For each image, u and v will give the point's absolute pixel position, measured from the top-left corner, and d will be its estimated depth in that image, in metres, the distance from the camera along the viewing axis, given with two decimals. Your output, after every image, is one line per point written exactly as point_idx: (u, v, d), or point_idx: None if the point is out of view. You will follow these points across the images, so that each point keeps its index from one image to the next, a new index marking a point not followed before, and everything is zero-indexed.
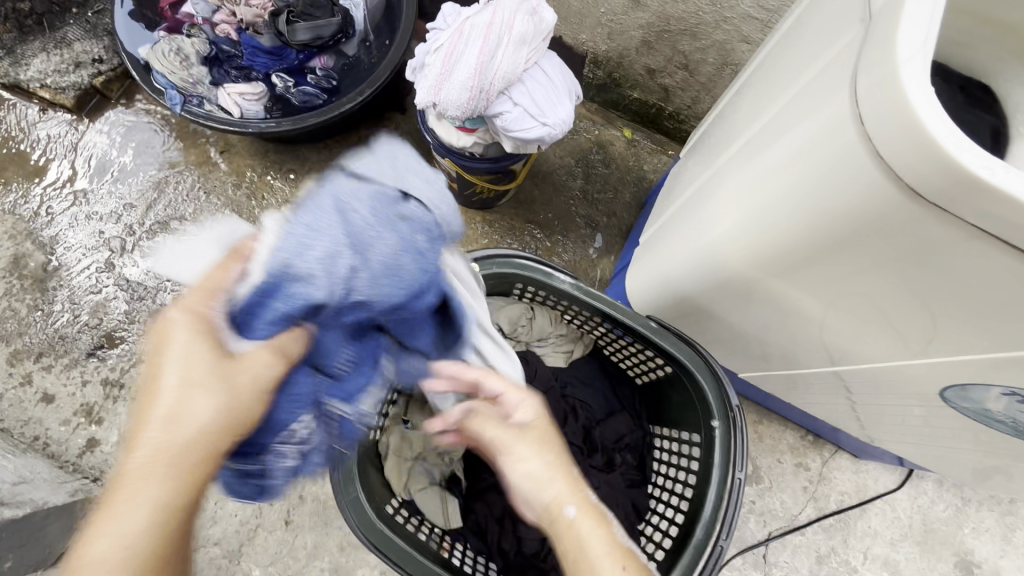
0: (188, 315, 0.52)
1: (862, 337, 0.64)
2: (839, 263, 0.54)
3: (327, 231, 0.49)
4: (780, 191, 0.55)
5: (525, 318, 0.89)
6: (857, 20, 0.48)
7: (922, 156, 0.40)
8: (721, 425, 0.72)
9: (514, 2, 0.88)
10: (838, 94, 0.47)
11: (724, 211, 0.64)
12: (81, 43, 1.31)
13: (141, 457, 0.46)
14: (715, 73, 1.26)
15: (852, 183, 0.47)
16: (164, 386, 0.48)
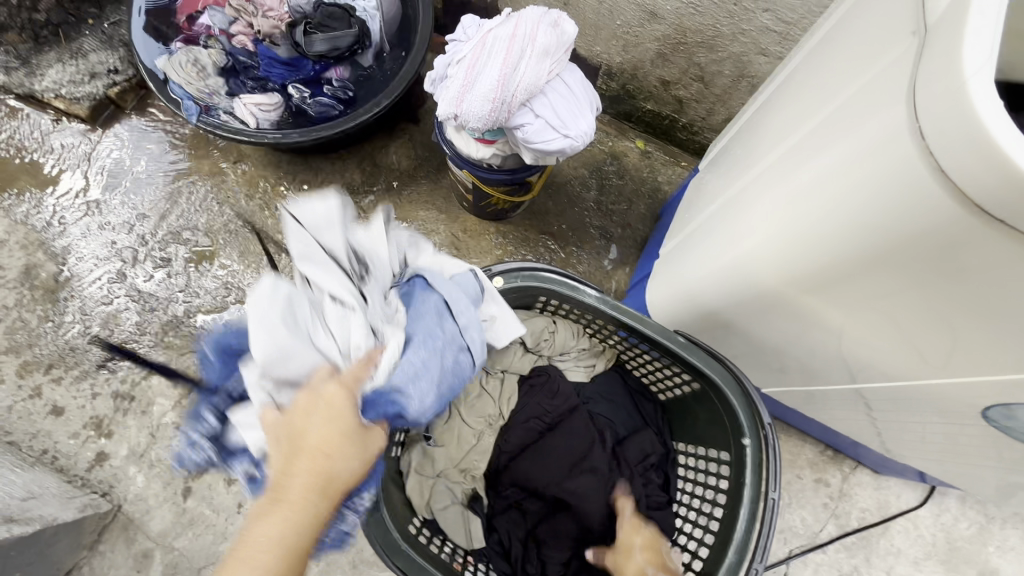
0: (319, 393, 0.58)
1: (898, 356, 0.62)
2: (883, 278, 0.53)
3: (429, 352, 0.66)
4: (823, 206, 0.54)
5: (548, 332, 0.86)
6: (909, 34, 0.47)
7: (989, 168, 0.39)
8: (752, 443, 0.70)
9: (536, 15, 0.88)
10: (892, 108, 0.47)
11: (758, 224, 0.62)
12: (97, 54, 1.32)
13: (279, 500, 0.51)
14: (730, 85, 1.26)
15: (908, 195, 0.46)
16: (310, 438, 0.54)
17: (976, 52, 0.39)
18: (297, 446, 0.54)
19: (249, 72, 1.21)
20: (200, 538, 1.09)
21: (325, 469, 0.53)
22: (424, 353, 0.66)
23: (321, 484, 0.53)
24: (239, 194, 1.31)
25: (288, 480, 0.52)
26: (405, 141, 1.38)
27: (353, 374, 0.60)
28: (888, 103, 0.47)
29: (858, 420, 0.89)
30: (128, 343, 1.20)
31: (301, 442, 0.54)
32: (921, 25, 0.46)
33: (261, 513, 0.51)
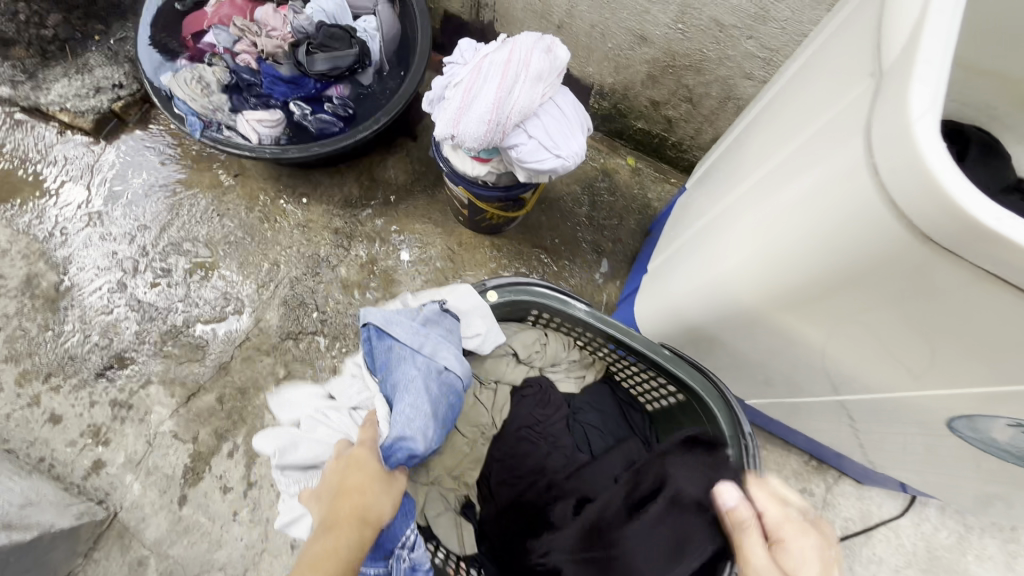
0: (346, 455, 0.71)
1: (874, 371, 0.66)
2: (852, 299, 0.57)
3: (408, 399, 0.74)
4: (794, 230, 0.58)
5: (539, 344, 0.89)
6: (867, 74, 0.51)
7: (935, 201, 0.42)
8: (734, 451, 0.74)
9: (530, 41, 0.92)
10: (851, 142, 0.50)
11: (738, 246, 0.66)
12: (102, 69, 1.35)
13: (325, 535, 0.63)
14: (717, 107, 1.31)
15: (867, 225, 0.49)
16: (345, 489, 0.67)
17: (923, 95, 0.42)
18: (339, 491, 0.67)
19: (252, 89, 1.25)
20: (195, 546, 1.10)
21: (361, 502, 0.66)
22: (405, 391, 0.75)
23: (358, 516, 0.65)
24: (239, 206, 1.34)
25: (332, 518, 0.64)
26: (402, 156, 1.41)
27: (364, 436, 0.72)
28: (850, 138, 0.51)
29: (838, 430, 0.92)
30: (127, 352, 1.21)
31: (341, 489, 0.67)
32: (878, 67, 0.49)
33: (312, 548, 0.62)
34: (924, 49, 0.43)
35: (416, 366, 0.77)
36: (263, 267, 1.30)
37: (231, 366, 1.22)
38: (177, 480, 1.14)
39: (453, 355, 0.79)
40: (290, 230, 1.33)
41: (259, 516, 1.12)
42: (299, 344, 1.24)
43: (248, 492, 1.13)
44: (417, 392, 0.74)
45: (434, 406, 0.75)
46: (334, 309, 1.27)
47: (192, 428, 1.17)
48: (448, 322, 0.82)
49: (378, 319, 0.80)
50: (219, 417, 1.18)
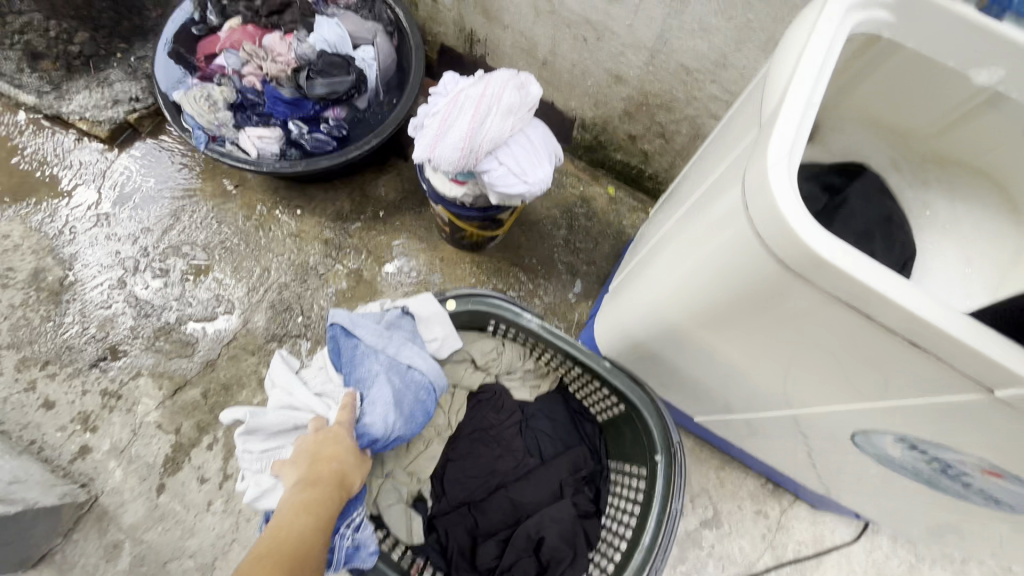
0: (325, 431, 0.79)
1: (789, 385, 0.71)
2: (753, 320, 0.63)
3: (373, 397, 0.84)
4: (699, 260, 0.64)
5: (496, 351, 0.97)
6: (754, 123, 0.58)
7: (784, 242, 0.49)
8: (663, 459, 0.80)
9: (504, 79, 1.02)
10: (734, 186, 0.57)
11: (663, 272, 0.73)
12: (121, 83, 1.47)
13: (309, 488, 0.71)
14: (687, 142, 1.40)
15: (746, 259, 0.56)
16: (326, 457, 0.75)
17: (777, 148, 0.48)
18: (315, 457, 0.75)
19: (255, 108, 1.36)
20: (168, 532, 1.16)
21: (338, 468, 0.75)
22: (373, 386, 0.85)
23: (336, 479, 0.73)
24: (237, 214, 1.43)
25: (313, 477, 0.72)
26: (393, 175, 1.51)
27: (341, 417, 0.80)
28: (734, 181, 0.57)
29: (790, 450, 0.95)
30: (121, 345, 1.29)
31: (318, 456, 0.75)
32: (759, 119, 0.56)
33: (296, 498, 0.69)
34: (782, 108, 0.50)
35: (379, 363, 0.85)
36: (255, 271, 1.38)
37: (218, 364, 1.29)
38: (156, 468, 1.20)
39: (415, 353, 0.87)
40: (283, 239, 1.42)
41: (232, 507, 1.18)
42: (283, 346, 1.31)
43: (223, 484, 1.19)
44: (383, 385, 0.84)
45: (398, 402, 0.84)
46: (318, 314, 1.35)
47: (176, 420, 1.24)
48: (408, 325, 0.90)
49: (344, 319, 0.87)
50: (202, 411, 1.25)
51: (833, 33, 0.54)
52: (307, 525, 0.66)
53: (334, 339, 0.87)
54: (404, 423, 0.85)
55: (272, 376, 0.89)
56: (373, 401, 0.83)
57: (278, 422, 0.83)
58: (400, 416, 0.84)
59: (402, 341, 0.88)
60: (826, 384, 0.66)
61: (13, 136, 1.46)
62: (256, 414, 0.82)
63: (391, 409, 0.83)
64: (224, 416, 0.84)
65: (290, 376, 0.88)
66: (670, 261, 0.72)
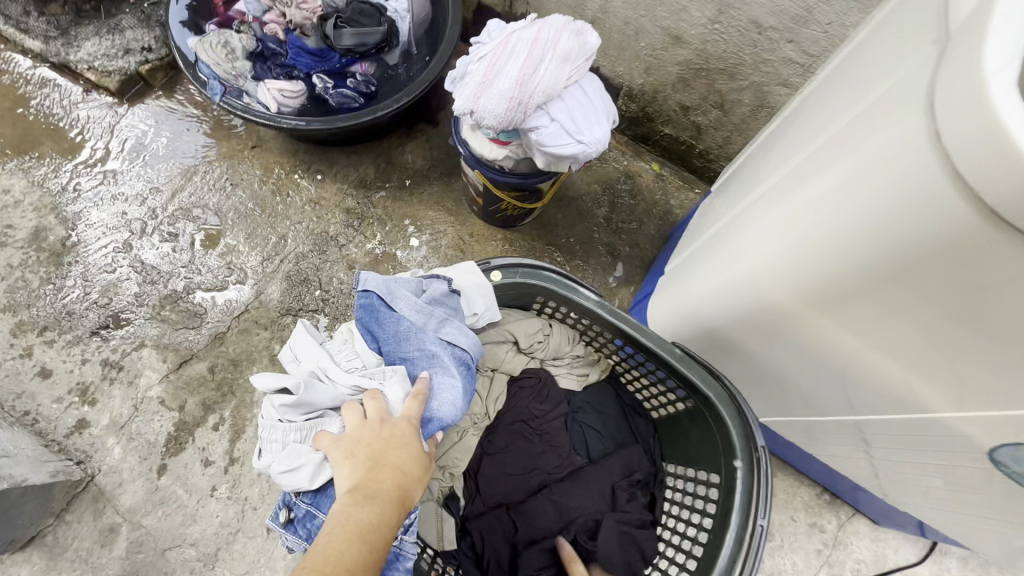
0: (392, 428, 0.68)
1: (904, 381, 0.60)
2: (897, 291, 0.51)
3: (434, 382, 0.74)
4: (831, 216, 0.53)
5: (542, 335, 0.85)
6: (929, 43, 0.47)
7: (1009, 173, 0.37)
8: (743, 465, 0.68)
9: (560, 22, 0.89)
10: (906, 115, 0.46)
11: (767, 234, 0.62)
12: (133, 31, 1.35)
13: (369, 504, 0.60)
14: (749, 114, 1.26)
15: (921, 205, 0.45)
16: (390, 464, 0.65)
17: (1005, 52, 0.38)
18: (377, 461, 0.65)
19: (276, 59, 1.24)
20: (169, 518, 1.06)
21: (399, 481, 0.64)
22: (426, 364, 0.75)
23: (397, 495, 0.63)
24: (253, 177, 1.32)
25: (373, 487, 0.62)
26: (422, 141, 1.39)
27: (408, 410, 0.70)
28: (903, 111, 0.46)
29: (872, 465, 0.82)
30: (125, 313, 1.19)
31: (380, 460, 0.65)
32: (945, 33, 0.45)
33: (352, 513, 0.59)
34: (1007, 4, 0.39)
35: (432, 344, 0.75)
36: (270, 240, 1.27)
37: (227, 337, 1.19)
38: (158, 448, 1.10)
39: (457, 331, 0.76)
40: (302, 206, 1.31)
41: (238, 494, 1.08)
42: (298, 321, 1.20)
43: (229, 468, 1.09)
44: (442, 368, 0.75)
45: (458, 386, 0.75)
46: (337, 288, 1.24)
47: (181, 396, 1.14)
48: (450, 300, 0.78)
49: (379, 290, 0.76)
50: (209, 387, 1.15)
51: None
52: (361, 556, 0.56)
53: (368, 308, 0.76)
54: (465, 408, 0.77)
55: (297, 347, 0.78)
56: (435, 387, 0.74)
57: (332, 399, 0.73)
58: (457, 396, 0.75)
59: (453, 319, 0.77)
60: (965, 381, 0.54)
61: (18, 85, 1.36)
62: (311, 388, 0.71)
63: (455, 394, 0.74)
64: (256, 382, 0.73)
65: (320, 350, 0.77)
66: (774, 225, 0.61)
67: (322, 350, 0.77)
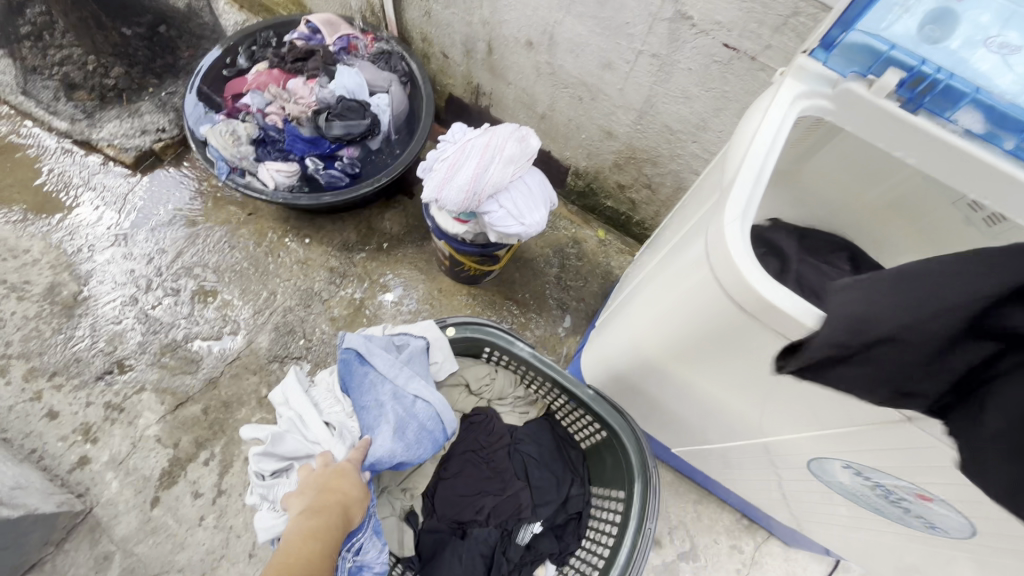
0: (337, 464, 0.86)
1: (757, 422, 0.80)
2: (724, 357, 0.71)
3: (384, 428, 0.92)
4: (668, 300, 0.74)
5: (489, 377, 1.06)
6: (716, 189, 0.69)
7: (743, 285, 0.59)
8: (641, 483, 0.88)
9: (507, 132, 1.14)
10: (699, 240, 0.67)
11: (642, 309, 0.82)
12: (151, 115, 1.59)
13: (317, 516, 0.77)
14: (671, 195, 1.52)
15: (710, 301, 0.66)
16: (336, 487, 0.83)
17: (733, 209, 0.59)
18: (323, 487, 0.82)
19: (275, 144, 1.48)
20: (159, 546, 1.19)
21: (344, 498, 0.82)
22: (377, 413, 0.94)
23: (341, 507, 0.80)
24: (249, 240, 1.52)
25: (321, 504, 0.79)
26: (399, 210, 1.62)
27: (354, 454, 0.88)
28: (700, 234, 0.68)
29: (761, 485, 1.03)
30: (128, 360, 1.35)
31: (325, 486, 0.82)
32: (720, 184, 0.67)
33: (304, 526, 0.75)
34: (737, 176, 0.61)
35: (387, 393, 0.94)
36: (262, 294, 1.46)
37: (220, 382, 1.35)
38: (152, 481, 1.24)
39: (423, 386, 0.95)
40: (291, 265, 1.50)
41: (224, 523, 1.21)
42: (284, 366, 1.37)
43: (216, 499, 1.23)
44: (390, 414, 0.93)
45: (404, 436, 0.92)
46: (319, 338, 1.42)
47: (175, 434, 1.28)
48: (417, 359, 0.97)
49: (355, 344, 0.96)
50: (202, 426, 1.29)
51: (781, 119, 0.65)
52: (317, 551, 0.72)
53: (347, 363, 0.96)
54: (406, 458, 0.92)
55: (287, 393, 0.96)
56: (383, 431, 0.92)
57: (293, 450, 0.90)
58: (401, 442, 0.92)
59: (413, 377, 0.95)
60: (801, 415, 0.71)
61: (42, 157, 1.56)
62: (275, 441, 0.89)
63: (398, 443, 0.91)
64: (243, 434, 0.92)
65: (303, 399, 0.95)
66: (643, 305, 0.81)
67: (301, 396, 0.95)
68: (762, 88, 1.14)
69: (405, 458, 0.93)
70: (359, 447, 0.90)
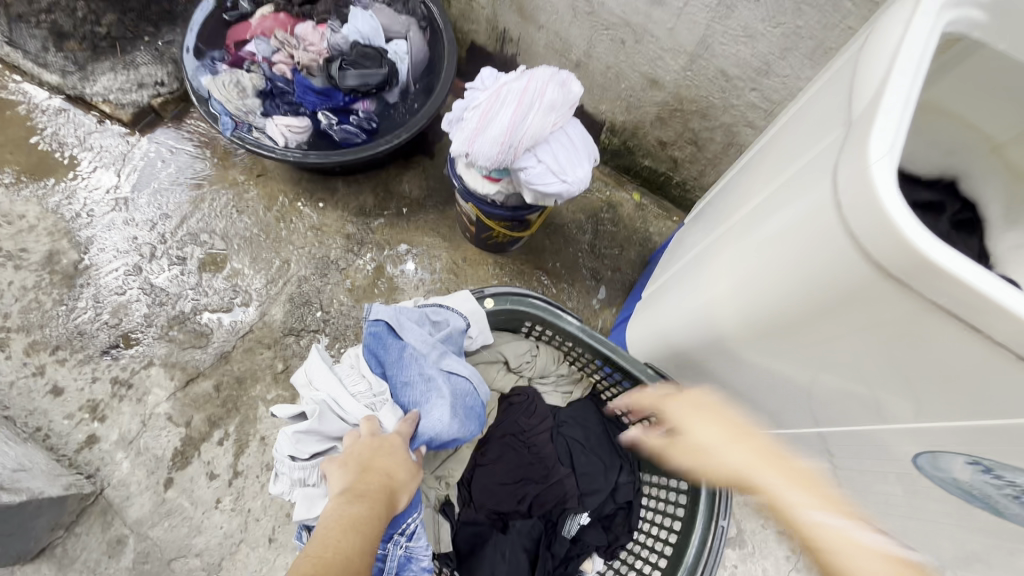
0: (383, 438, 0.77)
1: (842, 411, 0.70)
2: (830, 330, 0.61)
3: (436, 404, 0.82)
4: (772, 261, 0.64)
5: (530, 354, 0.95)
6: (838, 124, 0.58)
7: (889, 236, 0.48)
8: (710, 478, 0.82)
9: (546, 75, 1.00)
10: (822, 185, 0.56)
11: (728, 275, 0.72)
12: (147, 67, 1.44)
13: (359, 503, 0.66)
14: (720, 151, 1.37)
15: (832, 259, 0.55)
16: (379, 467, 0.73)
17: (881, 142, 0.48)
18: (365, 466, 0.72)
19: (284, 97, 1.34)
20: (175, 529, 1.12)
21: (387, 482, 0.71)
22: (426, 389, 0.84)
23: (385, 492, 0.70)
24: (258, 205, 1.40)
25: (363, 489, 0.69)
26: (418, 172, 1.48)
27: (402, 428, 0.79)
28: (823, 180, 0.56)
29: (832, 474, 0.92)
30: (134, 333, 1.26)
31: (368, 465, 0.72)
32: (847, 117, 0.56)
33: (344, 509, 0.65)
34: (881, 100, 0.49)
35: (429, 367, 0.84)
36: (274, 263, 1.35)
37: (232, 356, 1.25)
38: (165, 462, 1.16)
39: (456, 360, 0.86)
40: (304, 232, 1.39)
41: (241, 506, 1.13)
42: (300, 340, 1.28)
43: (233, 481, 1.15)
44: (439, 390, 0.83)
45: (458, 411, 0.83)
46: (337, 310, 1.31)
47: (187, 413, 1.20)
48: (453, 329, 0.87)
49: (383, 315, 0.86)
50: (216, 404, 1.21)
51: (932, 30, 0.51)
52: (359, 540, 0.61)
53: (377, 336, 0.85)
54: (462, 434, 0.84)
55: (312, 372, 0.86)
56: (431, 407, 0.83)
57: (340, 429, 0.80)
58: (458, 419, 0.83)
59: (450, 349, 0.87)
60: (908, 405, 0.61)
61: (34, 115, 1.44)
62: (323, 418, 0.78)
63: (453, 419, 0.82)
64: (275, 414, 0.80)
65: (333, 378, 0.85)
66: (732, 270, 0.71)
67: (330, 374, 0.85)
68: (844, 20, 0.98)
69: (461, 435, 0.84)
70: (406, 421, 0.80)
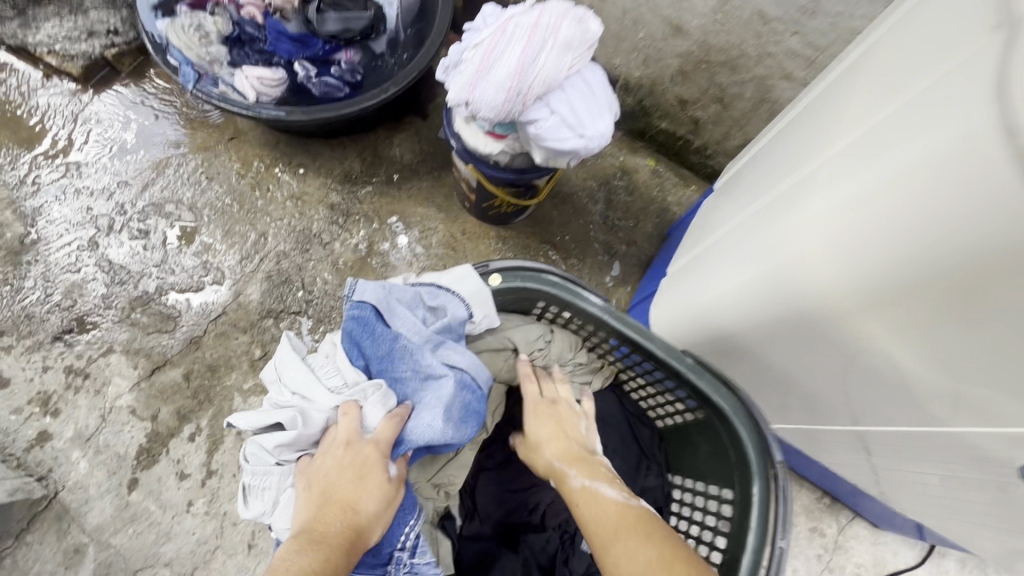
0: (356, 451, 0.65)
1: (921, 399, 0.61)
2: (954, 296, 0.50)
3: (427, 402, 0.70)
4: (882, 206, 0.52)
5: (543, 341, 0.81)
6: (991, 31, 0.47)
7: None
8: (760, 488, 0.64)
9: (562, 6, 0.82)
10: (975, 105, 0.45)
11: (809, 228, 0.60)
12: (97, 11, 1.24)
13: (310, 551, 0.55)
14: (750, 109, 1.21)
15: (994, 197, 0.44)
16: (343, 497, 0.61)
17: None
18: (327, 498, 0.61)
19: (254, 44, 1.16)
20: (140, 536, 0.99)
21: (350, 517, 0.60)
22: (417, 384, 0.72)
23: (346, 533, 0.59)
24: (230, 171, 1.24)
25: (320, 531, 0.58)
26: (410, 134, 1.32)
27: (382, 433, 0.67)
28: (982, 100, 0.45)
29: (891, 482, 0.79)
30: (91, 316, 1.11)
31: (331, 496, 0.61)
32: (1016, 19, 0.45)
33: (292, 559, 0.54)
34: None
35: (422, 359, 0.71)
36: (250, 237, 1.20)
37: (203, 342, 1.11)
38: (128, 461, 1.03)
39: (456, 351, 0.73)
40: (282, 201, 1.23)
41: (216, 509, 1.01)
42: (280, 323, 1.14)
43: (206, 482, 1.02)
44: (433, 387, 0.71)
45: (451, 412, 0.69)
46: (321, 290, 1.17)
47: (153, 405, 1.06)
48: (453, 312, 0.73)
49: (367, 294, 0.72)
50: (184, 396, 1.07)
51: None
52: None
53: (361, 321, 0.71)
54: (457, 438, 0.71)
55: (281, 365, 0.72)
56: (422, 407, 0.70)
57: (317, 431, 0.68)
58: (450, 422, 0.70)
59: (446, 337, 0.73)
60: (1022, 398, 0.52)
61: None
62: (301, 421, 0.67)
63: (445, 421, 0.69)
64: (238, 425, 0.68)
65: (303, 371, 0.71)
66: (818, 221, 0.59)
67: (304, 366, 0.72)
68: None
69: (456, 438, 0.71)
70: (392, 421, 0.68)
